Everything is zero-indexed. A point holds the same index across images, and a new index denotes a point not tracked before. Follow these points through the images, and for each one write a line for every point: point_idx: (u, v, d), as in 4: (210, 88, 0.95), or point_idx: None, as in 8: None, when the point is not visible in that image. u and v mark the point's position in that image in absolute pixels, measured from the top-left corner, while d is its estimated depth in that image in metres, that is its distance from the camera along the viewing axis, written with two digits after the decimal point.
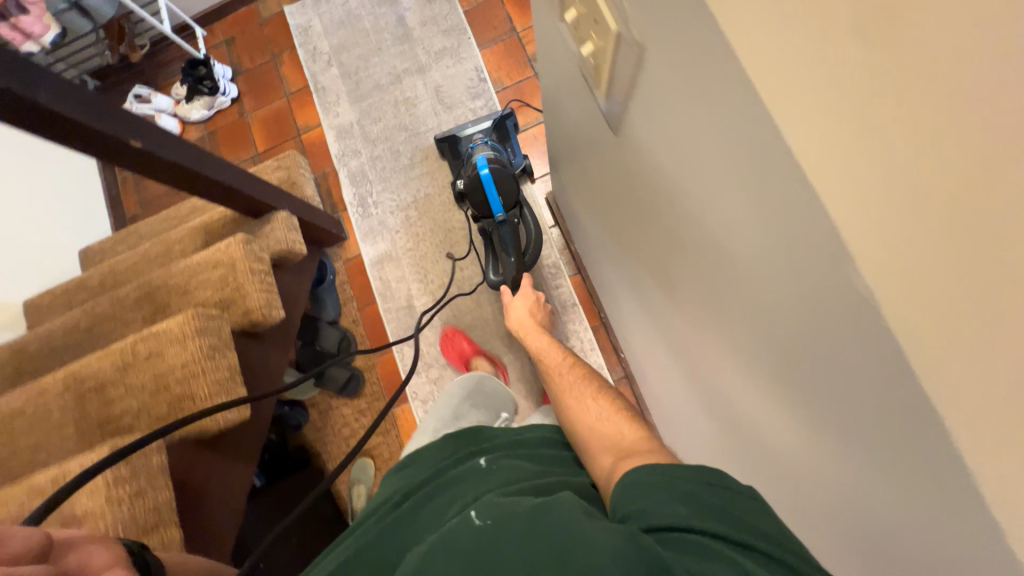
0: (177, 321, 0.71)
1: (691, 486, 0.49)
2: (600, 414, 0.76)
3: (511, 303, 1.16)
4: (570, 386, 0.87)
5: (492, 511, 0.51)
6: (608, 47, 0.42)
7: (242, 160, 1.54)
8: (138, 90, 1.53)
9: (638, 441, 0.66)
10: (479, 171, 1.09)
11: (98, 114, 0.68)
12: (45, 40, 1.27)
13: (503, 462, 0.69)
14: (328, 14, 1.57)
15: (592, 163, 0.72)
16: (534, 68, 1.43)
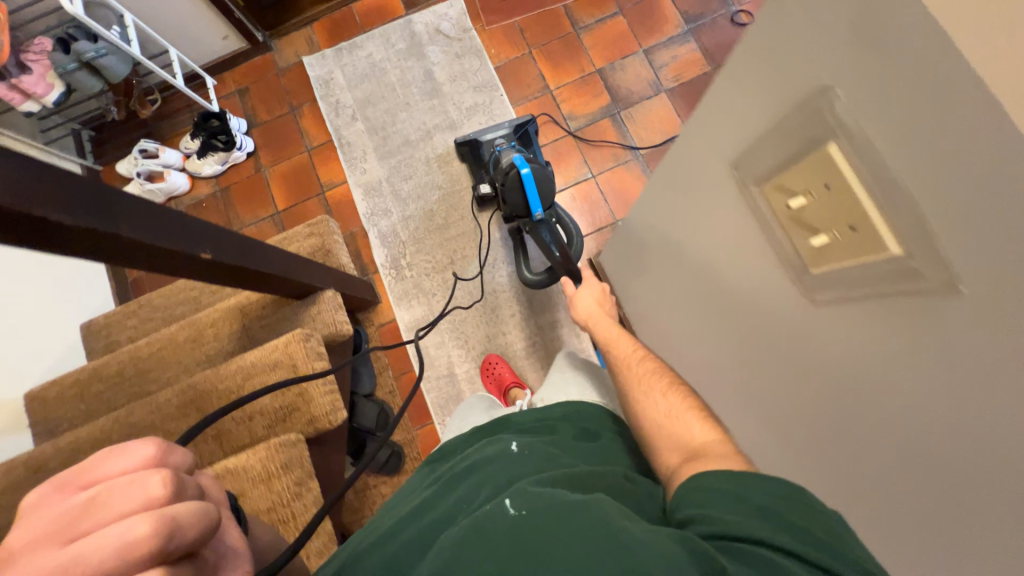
0: (259, 456, 0.66)
1: (767, 501, 0.45)
2: (669, 410, 0.66)
3: (576, 294, 1.00)
4: (641, 377, 0.73)
5: (529, 500, 0.50)
6: (860, 253, 0.39)
7: (261, 219, 1.45)
8: (144, 145, 1.42)
9: (710, 441, 0.59)
10: (518, 170, 1.09)
11: (182, 232, 0.62)
12: (47, 99, 1.16)
13: (538, 450, 0.64)
14: (351, 65, 1.51)
15: (703, 267, 0.71)
16: (569, 127, 1.42)
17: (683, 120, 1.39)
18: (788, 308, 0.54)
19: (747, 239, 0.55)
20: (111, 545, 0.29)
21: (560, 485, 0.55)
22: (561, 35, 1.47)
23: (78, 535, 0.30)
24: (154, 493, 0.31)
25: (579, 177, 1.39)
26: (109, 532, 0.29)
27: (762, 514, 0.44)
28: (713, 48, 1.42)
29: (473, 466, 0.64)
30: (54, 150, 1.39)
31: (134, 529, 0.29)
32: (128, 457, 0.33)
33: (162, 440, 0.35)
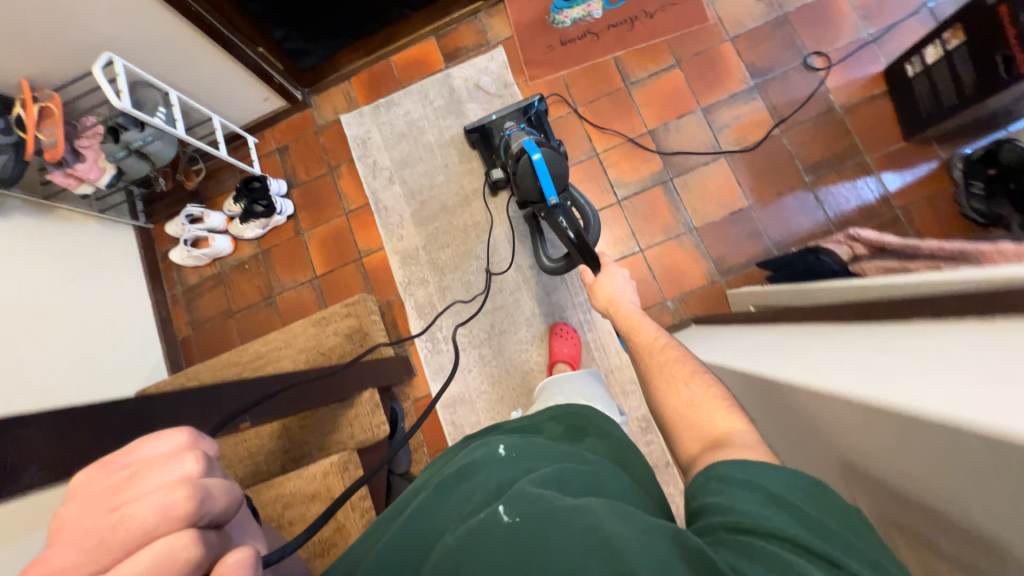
0: (321, 471, 0.85)
1: (781, 490, 0.42)
2: (692, 398, 0.60)
3: (595, 280, 0.95)
4: (662, 364, 0.68)
5: (524, 504, 0.42)
6: None
7: (300, 284, 1.46)
8: (190, 209, 1.44)
9: (735, 431, 0.52)
10: (529, 156, 0.99)
11: (215, 411, 0.62)
12: (100, 182, 1.19)
13: (527, 449, 0.56)
14: (388, 124, 1.46)
15: None
16: (617, 195, 1.32)
17: (745, 191, 1.26)
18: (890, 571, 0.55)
19: (863, 502, 0.56)
20: (148, 513, 0.29)
21: (562, 484, 0.47)
22: (609, 91, 1.36)
23: (115, 508, 0.30)
24: (191, 471, 0.32)
25: (627, 251, 1.30)
26: (147, 503, 0.29)
27: (773, 502, 0.41)
28: (784, 107, 1.27)
29: (463, 467, 0.55)
30: (110, 217, 1.42)
31: (176, 504, 0.30)
32: (156, 444, 0.33)
33: (194, 430, 0.35)
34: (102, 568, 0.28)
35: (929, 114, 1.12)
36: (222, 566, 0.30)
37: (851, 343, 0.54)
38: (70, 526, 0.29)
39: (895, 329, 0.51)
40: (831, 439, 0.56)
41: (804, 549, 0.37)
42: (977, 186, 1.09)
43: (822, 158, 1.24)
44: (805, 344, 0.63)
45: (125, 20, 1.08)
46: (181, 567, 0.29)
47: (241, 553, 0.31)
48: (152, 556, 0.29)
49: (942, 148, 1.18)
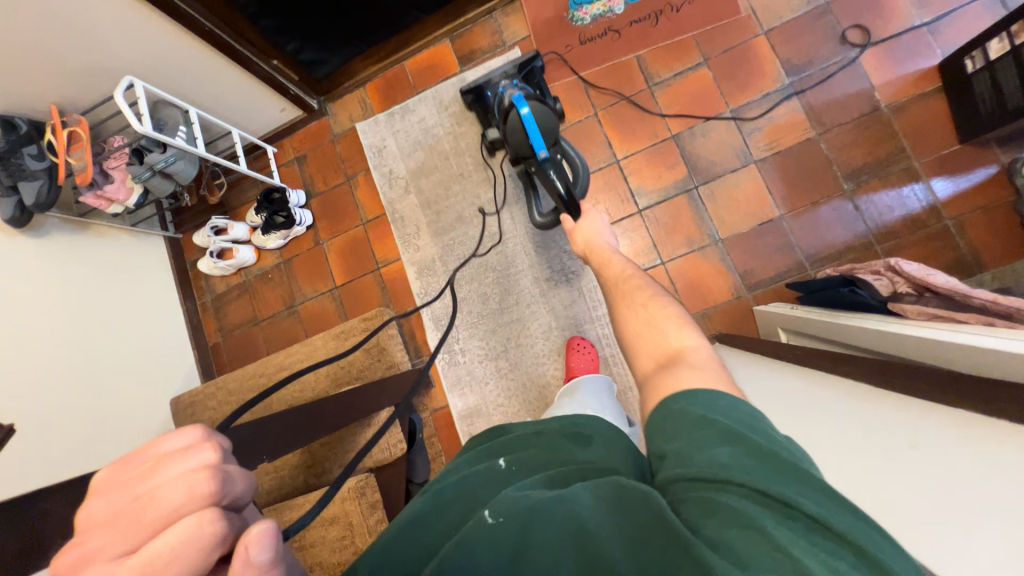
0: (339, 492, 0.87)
1: (733, 426, 0.39)
2: (646, 318, 0.60)
3: (576, 225, 0.95)
4: (624, 293, 0.68)
5: (509, 505, 0.42)
6: None
7: (321, 294, 1.48)
8: (215, 221, 1.48)
9: (684, 350, 0.52)
10: (517, 110, 0.95)
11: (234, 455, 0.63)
12: (129, 202, 1.22)
13: (527, 460, 0.55)
14: (403, 131, 1.44)
15: None
16: (637, 204, 1.27)
17: (777, 200, 1.19)
18: None
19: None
20: (174, 495, 0.32)
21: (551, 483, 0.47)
22: (631, 93, 1.29)
23: (143, 494, 0.33)
24: (210, 459, 0.35)
25: (648, 263, 1.25)
26: (173, 486, 0.32)
27: (729, 443, 0.38)
28: (822, 107, 1.18)
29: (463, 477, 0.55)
30: (142, 229, 1.47)
31: (197, 485, 0.33)
32: (177, 439, 0.36)
33: (210, 427, 0.38)
34: (139, 544, 0.31)
35: (990, 115, 1.01)
36: (247, 534, 0.31)
37: (879, 416, 0.51)
38: (111, 512, 0.32)
39: (932, 415, 0.47)
40: None
41: (760, 491, 0.34)
42: None
43: (864, 163, 1.15)
44: (830, 401, 0.59)
45: (144, 43, 1.09)
46: (207, 541, 0.31)
47: (263, 521, 0.32)
48: (182, 529, 0.31)
49: (1004, 152, 1.07)
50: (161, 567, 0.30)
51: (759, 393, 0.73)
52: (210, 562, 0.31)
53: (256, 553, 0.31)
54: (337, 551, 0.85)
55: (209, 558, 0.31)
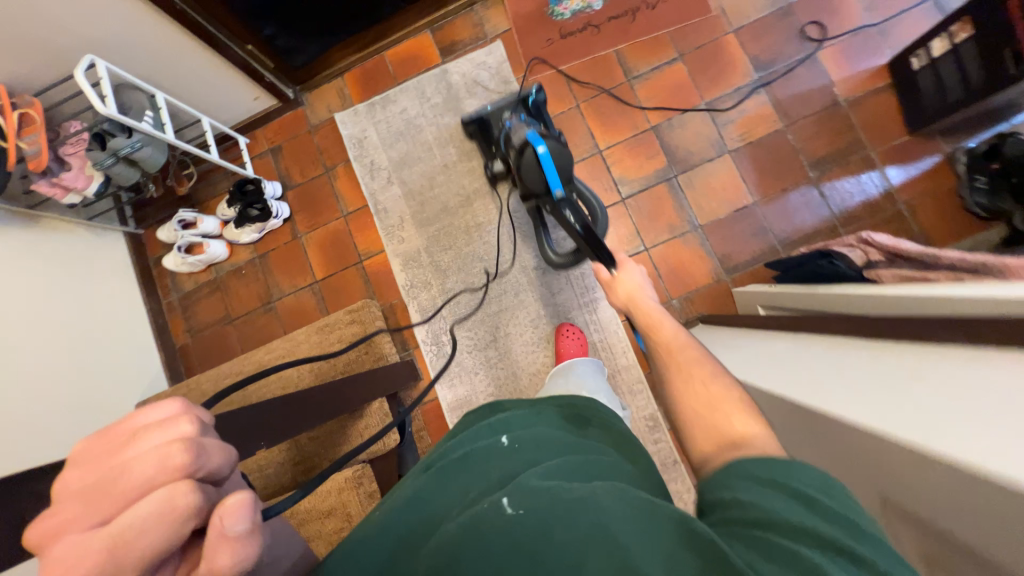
0: (337, 482, 0.85)
1: (802, 483, 0.40)
2: (709, 395, 0.56)
3: (614, 277, 0.88)
4: (679, 367, 0.63)
5: (527, 495, 0.41)
6: None
7: (301, 289, 1.43)
8: (183, 214, 1.40)
9: (751, 432, 0.49)
10: (532, 148, 0.93)
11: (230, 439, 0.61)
12: (88, 191, 1.15)
13: (530, 439, 0.54)
14: (384, 122, 1.42)
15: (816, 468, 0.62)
16: (620, 193, 1.31)
17: (750, 188, 1.25)
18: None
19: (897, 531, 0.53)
20: (145, 467, 0.30)
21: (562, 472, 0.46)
22: (610, 85, 1.34)
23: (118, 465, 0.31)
24: (186, 431, 0.33)
25: (632, 250, 1.29)
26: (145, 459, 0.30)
27: (793, 497, 0.39)
28: (789, 101, 1.26)
29: (467, 455, 0.54)
30: (99, 224, 1.37)
31: (171, 457, 0.31)
32: (153, 412, 0.34)
33: (188, 400, 0.36)
34: (110, 517, 0.29)
35: (934, 108, 1.11)
36: (221, 507, 0.30)
37: (868, 360, 0.55)
38: (90, 483, 0.30)
39: (910, 353, 0.52)
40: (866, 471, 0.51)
41: (829, 544, 0.35)
42: (981, 181, 1.08)
43: (827, 153, 1.23)
44: (820, 355, 0.63)
45: (105, 19, 1.02)
46: (181, 512, 0.30)
47: (239, 493, 0.31)
48: (153, 502, 0.29)
49: (946, 142, 1.19)
50: (131, 540, 0.29)
51: (750, 358, 0.77)
52: (183, 535, 0.30)
53: (234, 524, 0.30)
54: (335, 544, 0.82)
55: (181, 531, 0.30)
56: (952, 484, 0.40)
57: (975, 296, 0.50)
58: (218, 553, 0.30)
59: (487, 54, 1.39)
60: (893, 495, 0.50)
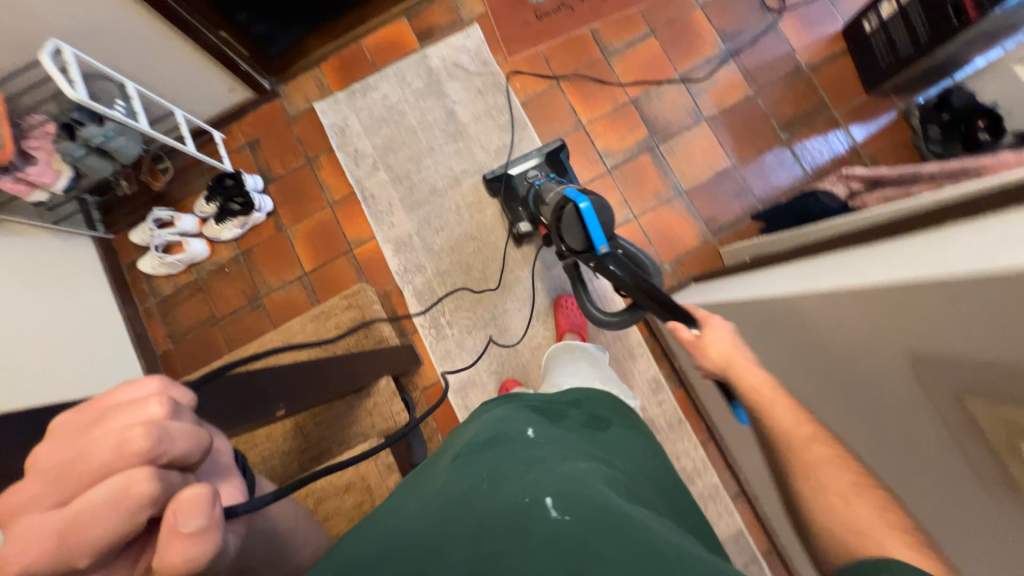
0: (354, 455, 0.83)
1: None
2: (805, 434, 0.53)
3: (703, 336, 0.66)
4: (758, 389, 0.59)
5: (573, 504, 0.41)
6: None
7: (289, 283, 1.39)
8: (158, 213, 1.34)
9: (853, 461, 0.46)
10: (574, 204, 0.80)
11: (249, 398, 0.58)
12: (56, 187, 1.07)
13: (555, 440, 0.57)
14: (366, 109, 1.41)
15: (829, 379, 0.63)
16: (606, 165, 1.34)
17: (728, 152, 1.31)
18: (943, 446, 0.50)
19: (925, 398, 0.49)
20: (103, 450, 0.28)
21: (596, 481, 0.48)
22: (588, 62, 1.38)
23: (82, 446, 0.28)
24: (153, 415, 0.31)
25: (621, 219, 1.32)
26: (103, 443, 0.28)
27: None
28: (756, 69, 1.33)
29: (492, 441, 0.55)
30: (66, 228, 1.29)
31: (131, 441, 0.28)
32: (129, 392, 0.32)
33: (166, 378, 0.34)
34: (68, 499, 0.27)
35: (888, 66, 1.20)
36: (176, 502, 0.28)
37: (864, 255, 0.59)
38: (58, 461, 0.28)
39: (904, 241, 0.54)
40: (884, 331, 0.51)
41: None
42: (934, 132, 1.18)
43: (795, 115, 1.31)
44: (818, 265, 0.67)
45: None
46: (138, 501, 0.27)
47: (198, 488, 0.29)
48: (107, 490, 0.27)
49: (899, 99, 1.28)
50: (85, 524, 0.26)
51: (751, 286, 0.80)
52: (139, 526, 0.27)
53: (189, 522, 0.29)
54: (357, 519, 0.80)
55: (136, 521, 0.27)
56: (969, 304, 0.41)
57: (970, 188, 0.54)
58: (171, 548, 0.28)
59: (465, 38, 1.41)
60: (910, 344, 0.49)
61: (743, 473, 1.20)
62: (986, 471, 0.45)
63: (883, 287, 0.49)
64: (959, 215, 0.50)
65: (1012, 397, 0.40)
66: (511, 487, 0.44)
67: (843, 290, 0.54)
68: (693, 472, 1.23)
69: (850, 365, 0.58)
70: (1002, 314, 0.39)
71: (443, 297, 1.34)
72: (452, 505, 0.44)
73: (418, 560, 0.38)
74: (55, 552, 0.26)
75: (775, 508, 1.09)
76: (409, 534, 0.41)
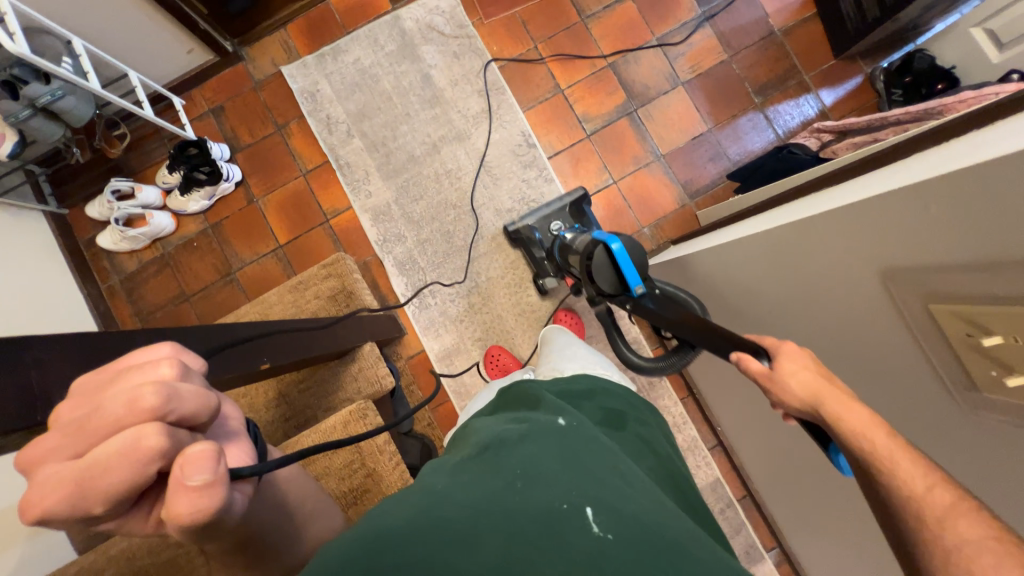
0: (342, 416, 0.82)
1: None
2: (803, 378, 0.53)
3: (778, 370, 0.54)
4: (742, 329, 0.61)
5: (613, 520, 0.42)
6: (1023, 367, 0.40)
7: (264, 256, 1.34)
8: (116, 184, 1.27)
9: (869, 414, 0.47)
10: (605, 246, 0.80)
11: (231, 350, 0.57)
12: (0, 152, 1.00)
13: (586, 434, 0.58)
14: (337, 73, 1.36)
15: (804, 315, 0.66)
16: (585, 131, 1.34)
17: (704, 117, 1.33)
18: (914, 365, 0.53)
19: (900, 317, 0.51)
20: (115, 407, 0.28)
21: (628, 487, 0.49)
22: (566, 25, 1.36)
23: (97, 402, 0.29)
24: (166, 375, 0.31)
25: (601, 185, 1.33)
26: (113, 401, 0.29)
27: None
28: (730, 33, 1.34)
29: (527, 433, 0.55)
30: (13, 200, 1.20)
31: (141, 399, 0.29)
32: (142, 357, 0.32)
33: (178, 344, 0.35)
34: (84, 451, 0.28)
35: (855, 29, 1.24)
36: (183, 457, 0.29)
37: (834, 192, 0.61)
38: (76, 416, 0.29)
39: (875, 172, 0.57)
40: (862, 252, 0.53)
41: None
42: (897, 93, 1.23)
43: (768, 79, 1.33)
44: (790, 208, 0.69)
45: None
46: (146, 455, 0.28)
47: (204, 444, 0.29)
48: (121, 443, 0.28)
49: (865, 63, 1.32)
50: (99, 474, 0.27)
51: (730, 233, 0.81)
52: (148, 479, 0.28)
53: (195, 476, 0.29)
54: (348, 478, 0.80)
55: (146, 472, 0.28)
56: (941, 208, 0.44)
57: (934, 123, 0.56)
58: (178, 501, 0.28)
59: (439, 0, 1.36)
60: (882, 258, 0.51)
61: (720, 426, 1.25)
62: (956, 378, 0.48)
63: (854, 205, 0.52)
64: (925, 142, 0.52)
65: (975, 294, 0.42)
66: (548, 489, 0.45)
67: (820, 219, 0.58)
68: (673, 427, 1.28)
69: (825, 299, 0.61)
70: (964, 217, 0.42)
71: (425, 266, 1.32)
72: (487, 496, 0.43)
73: (454, 547, 0.37)
74: (78, 496, 0.27)
75: (751, 454, 1.15)
76: (441, 515, 0.40)
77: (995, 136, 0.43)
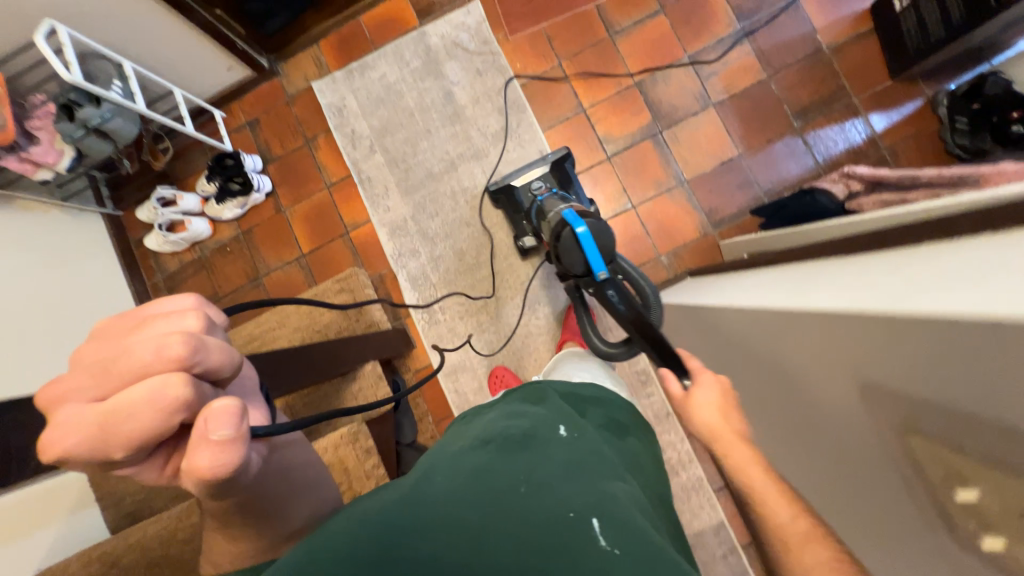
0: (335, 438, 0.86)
1: None
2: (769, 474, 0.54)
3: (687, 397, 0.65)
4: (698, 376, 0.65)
5: (622, 533, 0.41)
6: None
7: (288, 263, 1.41)
8: (161, 191, 1.37)
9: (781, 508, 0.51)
10: (570, 228, 0.80)
11: None
12: (60, 166, 1.11)
13: (589, 441, 0.55)
14: (364, 89, 1.39)
15: (801, 390, 0.62)
16: (606, 152, 1.30)
17: (736, 140, 1.25)
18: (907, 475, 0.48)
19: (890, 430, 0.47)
20: (143, 352, 0.31)
21: (633, 505, 0.47)
22: (594, 42, 1.31)
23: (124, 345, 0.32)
24: (190, 326, 0.34)
25: (619, 208, 1.28)
26: (143, 346, 0.31)
27: None
28: (772, 50, 1.25)
29: (527, 434, 0.52)
30: (75, 205, 1.33)
31: (168, 348, 0.31)
32: (169, 306, 0.35)
33: (203, 297, 0.37)
34: (107, 396, 0.31)
35: (916, 49, 1.11)
36: (206, 411, 0.31)
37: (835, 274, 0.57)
38: (103, 358, 0.32)
39: (880, 261, 0.52)
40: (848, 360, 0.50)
41: None
42: (962, 122, 1.10)
43: (810, 102, 1.23)
44: (799, 275, 0.64)
45: None
46: (169, 405, 0.30)
47: (228, 400, 0.31)
48: (147, 388, 0.30)
49: (927, 86, 1.18)
50: (120, 419, 0.30)
51: (740, 285, 0.77)
52: (172, 429, 0.31)
53: (218, 430, 0.31)
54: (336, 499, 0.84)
55: (170, 423, 0.30)
56: (923, 345, 0.41)
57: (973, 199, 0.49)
58: (199, 451, 0.31)
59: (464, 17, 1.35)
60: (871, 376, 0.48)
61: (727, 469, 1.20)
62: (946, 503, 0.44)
63: (834, 315, 0.49)
64: (940, 233, 0.47)
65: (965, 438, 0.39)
66: (553, 496, 0.43)
67: (804, 314, 0.54)
68: (677, 465, 1.24)
69: (819, 381, 0.57)
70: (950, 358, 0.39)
71: (436, 283, 1.34)
72: (491, 500, 0.42)
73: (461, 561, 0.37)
74: (94, 443, 0.29)
75: None
76: (444, 520, 0.40)
77: (1002, 255, 0.38)
